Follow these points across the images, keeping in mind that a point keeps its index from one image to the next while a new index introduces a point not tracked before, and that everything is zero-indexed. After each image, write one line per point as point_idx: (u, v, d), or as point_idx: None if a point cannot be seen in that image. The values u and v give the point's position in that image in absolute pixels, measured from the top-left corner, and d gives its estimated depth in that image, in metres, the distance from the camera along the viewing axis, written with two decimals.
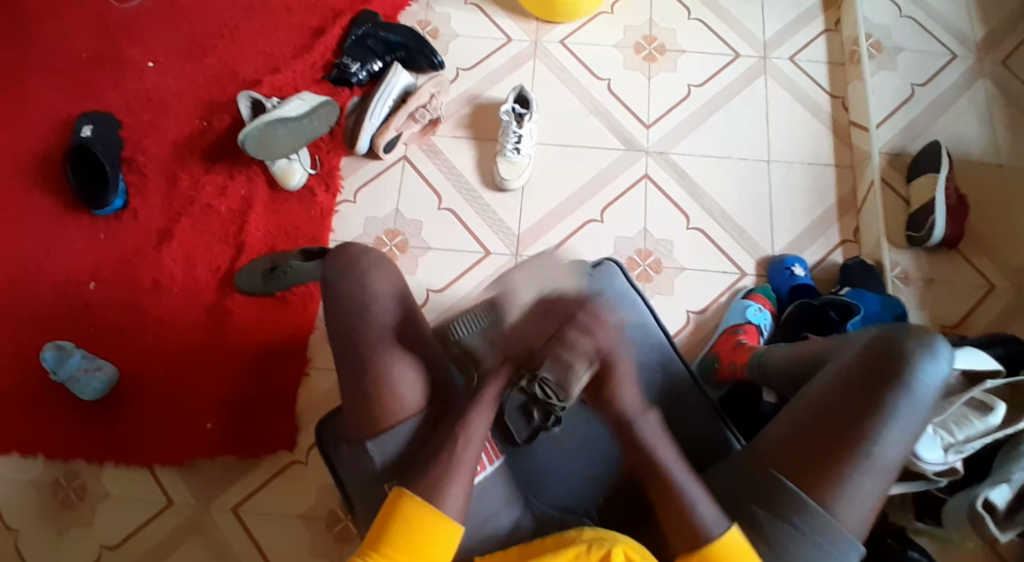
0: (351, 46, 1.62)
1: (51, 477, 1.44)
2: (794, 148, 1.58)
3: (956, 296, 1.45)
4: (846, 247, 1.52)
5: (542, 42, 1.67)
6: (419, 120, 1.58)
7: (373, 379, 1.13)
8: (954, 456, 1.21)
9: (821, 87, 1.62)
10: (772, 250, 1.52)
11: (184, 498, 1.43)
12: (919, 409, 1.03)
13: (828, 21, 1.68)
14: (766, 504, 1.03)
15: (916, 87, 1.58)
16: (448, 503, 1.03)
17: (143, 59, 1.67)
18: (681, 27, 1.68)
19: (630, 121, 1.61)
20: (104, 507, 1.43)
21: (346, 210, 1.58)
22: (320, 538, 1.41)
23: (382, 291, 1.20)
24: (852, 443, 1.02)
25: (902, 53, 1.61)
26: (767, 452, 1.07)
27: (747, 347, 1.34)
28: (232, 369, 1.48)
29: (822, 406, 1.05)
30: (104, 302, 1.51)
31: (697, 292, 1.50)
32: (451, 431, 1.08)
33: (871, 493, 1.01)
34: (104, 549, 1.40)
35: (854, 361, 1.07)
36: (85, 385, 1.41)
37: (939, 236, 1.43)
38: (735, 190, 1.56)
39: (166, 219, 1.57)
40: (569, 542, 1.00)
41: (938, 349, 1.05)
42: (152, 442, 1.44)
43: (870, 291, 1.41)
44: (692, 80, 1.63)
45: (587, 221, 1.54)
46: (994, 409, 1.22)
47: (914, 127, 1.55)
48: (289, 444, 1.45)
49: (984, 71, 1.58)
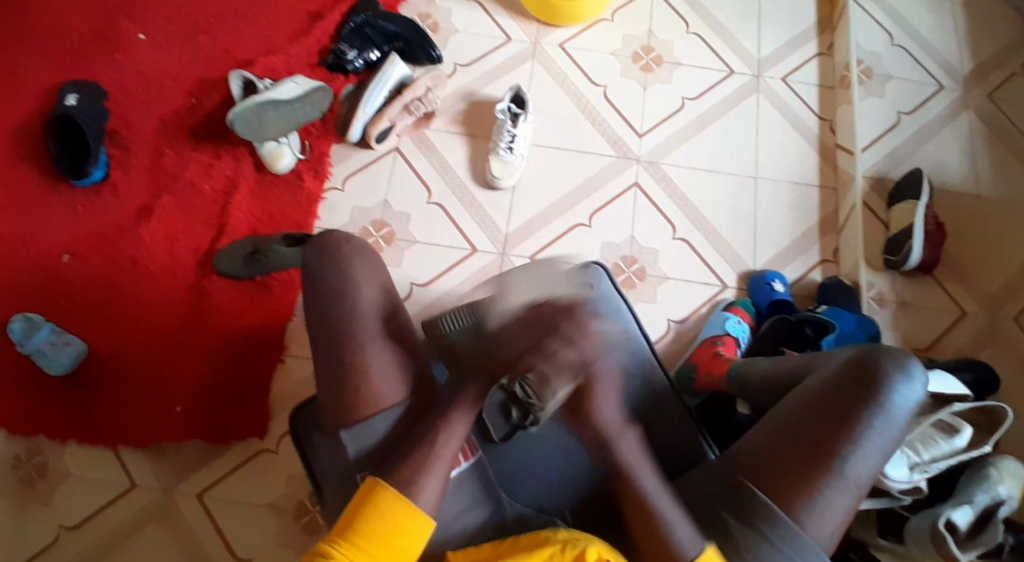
0: (349, 33, 1.61)
1: (12, 453, 1.40)
2: (781, 166, 1.61)
3: (928, 321, 1.48)
4: (826, 266, 1.55)
5: (541, 43, 1.68)
6: (414, 112, 1.57)
7: (360, 369, 1.11)
8: (919, 475, 1.25)
9: (811, 109, 1.66)
10: (754, 265, 1.54)
11: (149, 482, 1.40)
12: (892, 428, 1.05)
13: (821, 45, 1.71)
14: (737, 512, 1.05)
15: (903, 114, 1.62)
16: (422, 497, 1.03)
17: (133, 31, 1.63)
18: (679, 39, 1.70)
19: (624, 128, 1.62)
20: (65, 487, 1.39)
21: (334, 197, 1.56)
22: (287, 529, 1.39)
23: (365, 279, 1.17)
24: (824, 458, 1.03)
25: (891, 81, 1.65)
26: (742, 462, 1.08)
27: (726, 359, 1.35)
28: (207, 352, 1.45)
29: (798, 419, 1.07)
30: (78, 275, 1.47)
31: (679, 302, 1.51)
32: None
33: (840, 508, 1.03)
34: (64, 529, 1.36)
35: (831, 376, 1.08)
36: (52, 359, 1.38)
37: (915, 261, 1.47)
38: (722, 203, 1.58)
39: (148, 195, 1.53)
40: (543, 542, 1.00)
41: (913, 371, 1.06)
42: (120, 423, 1.41)
43: (846, 311, 1.44)
44: (687, 92, 1.65)
45: (575, 225, 1.54)
46: (960, 430, 1.26)
47: (898, 154, 1.59)
48: (261, 431, 1.43)
49: (968, 104, 1.63)
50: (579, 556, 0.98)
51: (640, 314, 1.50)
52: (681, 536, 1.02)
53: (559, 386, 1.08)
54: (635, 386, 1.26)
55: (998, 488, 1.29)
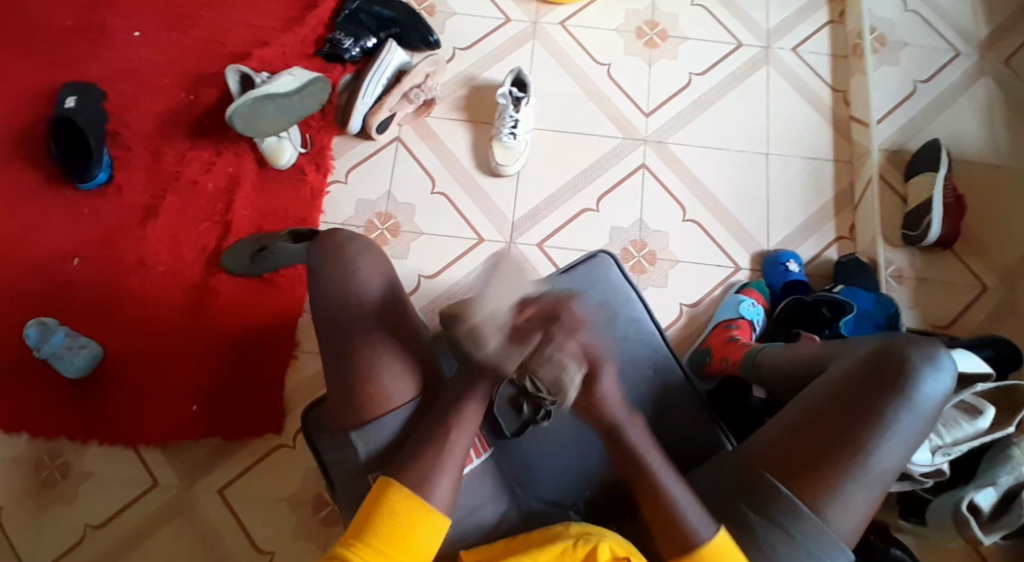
0: (343, 21, 1.59)
1: (34, 456, 1.42)
2: (794, 141, 1.56)
3: (948, 297, 1.44)
4: (841, 244, 1.50)
5: (541, 23, 1.63)
6: (414, 101, 1.53)
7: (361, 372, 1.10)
8: (941, 458, 1.21)
9: (823, 79, 1.60)
10: (766, 245, 1.51)
11: (168, 479, 1.41)
12: (917, 421, 1.02)
13: (832, 12, 1.65)
14: (756, 505, 1.02)
15: (918, 83, 1.56)
16: (437, 494, 1.01)
17: (129, 29, 1.61)
18: (683, 13, 1.64)
19: (628, 108, 1.58)
20: (88, 486, 1.41)
21: (337, 191, 1.54)
22: (306, 523, 1.40)
23: (367, 277, 1.14)
24: (848, 452, 1.01)
25: (906, 48, 1.59)
26: (762, 452, 1.05)
27: (740, 344, 1.33)
28: (217, 352, 1.45)
29: (821, 410, 1.04)
30: (86, 278, 1.48)
31: (691, 285, 1.48)
32: (438, 425, 1.05)
33: (863, 501, 1.01)
34: (90, 528, 1.39)
35: (856, 366, 1.05)
36: (69, 363, 1.38)
37: (935, 235, 1.42)
38: (734, 182, 1.54)
39: (151, 196, 1.52)
40: (554, 539, 0.97)
41: (941, 361, 1.04)
42: (136, 424, 1.42)
43: (863, 289, 1.40)
44: (693, 68, 1.60)
45: (582, 210, 1.51)
46: (983, 412, 1.22)
47: (913, 124, 1.54)
48: (275, 427, 1.43)
49: (986, 69, 1.57)
50: (592, 552, 0.95)
51: (651, 299, 1.47)
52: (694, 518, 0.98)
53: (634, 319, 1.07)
54: (647, 374, 1.24)
55: (1022, 469, 1.23)
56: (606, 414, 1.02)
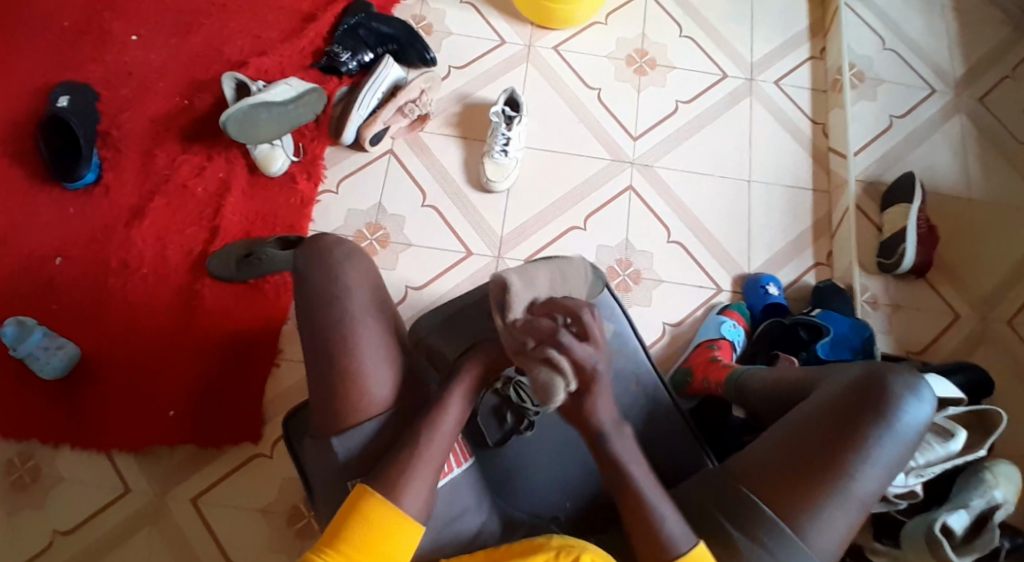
0: (342, 35, 1.61)
1: (4, 458, 1.38)
2: (775, 170, 1.61)
3: (921, 324, 1.49)
4: (819, 269, 1.55)
5: (535, 46, 1.68)
6: (408, 115, 1.57)
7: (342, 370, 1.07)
8: (914, 480, 1.22)
9: (804, 112, 1.67)
10: (748, 268, 1.54)
11: (141, 486, 1.38)
12: (898, 447, 1.03)
13: (814, 49, 1.72)
14: (741, 525, 1.02)
15: (895, 118, 1.63)
16: (407, 502, 0.98)
17: (125, 33, 1.62)
18: (672, 43, 1.70)
19: (617, 131, 1.62)
20: (57, 491, 1.37)
21: (328, 200, 1.55)
22: (280, 533, 1.37)
23: (357, 283, 1.12)
24: (830, 475, 1.01)
25: (883, 85, 1.67)
26: (746, 474, 1.05)
27: (722, 364, 1.35)
28: (198, 357, 1.44)
29: (804, 435, 1.04)
30: (69, 277, 1.46)
31: (674, 305, 1.51)
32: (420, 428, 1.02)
33: (842, 523, 1.01)
34: (57, 534, 1.35)
35: (839, 394, 1.06)
36: (45, 363, 1.36)
37: (909, 264, 1.47)
38: (717, 206, 1.58)
39: (140, 197, 1.52)
40: (537, 548, 0.94)
41: (922, 392, 1.05)
42: (113, 427, 1.39)
43: (839, 313, 1.44)
44: (681, 96, 1.66)
45: (570, 228, 1.54)
46: (955, 435, 1.23)
47: (889, 157, 1.60)
48: (254, 435, 1.41)
49: (960, 107, 1.65)
50: None
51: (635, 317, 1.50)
52: (673, 530, 0.98)
53: (563, 383, 0.95)
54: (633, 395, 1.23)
55: (994, 492, 1.27)
56: (594, 422, 1.02)
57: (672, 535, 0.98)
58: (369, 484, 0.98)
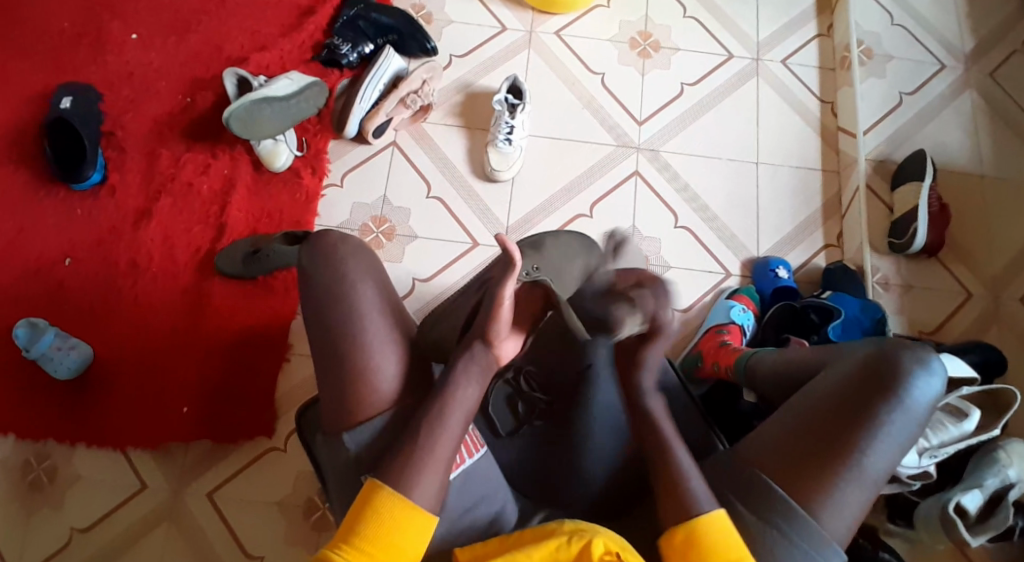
0: (342, 27, 1.61)
1: (21, 460, 1.40)
2: (784, 151, 1.59)
3: (933, 304, 1.47)
4: (829, 251, 1.53)
5: (536, 32, 1.66)
6: (411, 105, 1.56)
7: (345, 369, 1.05)
8: (928, 461, 1.20)
9: (812, 91, 1.64)
10: (757, 252, 1.53)
11: (158, 483, 1.40)
12: (910, 422, 0.99)
13: (820, 26, 1.69)
14: (752, 505, 0.98)
15: (904, 95, 1.61)
16: (417, 494, 0.95)
17: (125, 32, 1.62)
18: (676, 24, 1.68)
19: (621, 116, 1.61)
20: (74, 490, 1.39)
21: (332, 194, 1.55)
22: (296, 527, 1.38)
23: (362, 279, 1.08)
24: (842, 451, 0.97)
25: (891, 61, 1.64)
26: (757, 454, 1.02)
27: (732, 349, 1.32)
28: (208, 356, 1.44)
29: (814, 414, 1.01)
30: (78, 280, 1.47)
31: (682, 291, 1.50)
32: (425, 426, 0.99)
33: (856, 501, 0.97)
34: (75, 532, 1.36)
35: (848, 371, 1.03)
36: (59, 363, 1.37)
37: (921, 243, 1.45)
38: (724, 190, 1.56)
39: (146, 197, 1.52)
40: (548, 534, 0.91)
41: (932, 364, 1.02)
42: (127, 425, 1.41)
43: (851, 295, 1.42)
44: (685, 79, 1.64)
45: (576, 216, 1.53)
46: (969, 415, 1.21)
47: (899, 135, 1.58)
48: (267, 430, 1.42)
49: (970, 82, 1.62)
50: (587, 549, 0.89)
51: None
52: (695, 488, 0.95)
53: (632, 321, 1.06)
54: None
55: (1008, 471, 1.25)
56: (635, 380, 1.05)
57: (695, 497, 0.94)
58: (379, 477, 0.96)
